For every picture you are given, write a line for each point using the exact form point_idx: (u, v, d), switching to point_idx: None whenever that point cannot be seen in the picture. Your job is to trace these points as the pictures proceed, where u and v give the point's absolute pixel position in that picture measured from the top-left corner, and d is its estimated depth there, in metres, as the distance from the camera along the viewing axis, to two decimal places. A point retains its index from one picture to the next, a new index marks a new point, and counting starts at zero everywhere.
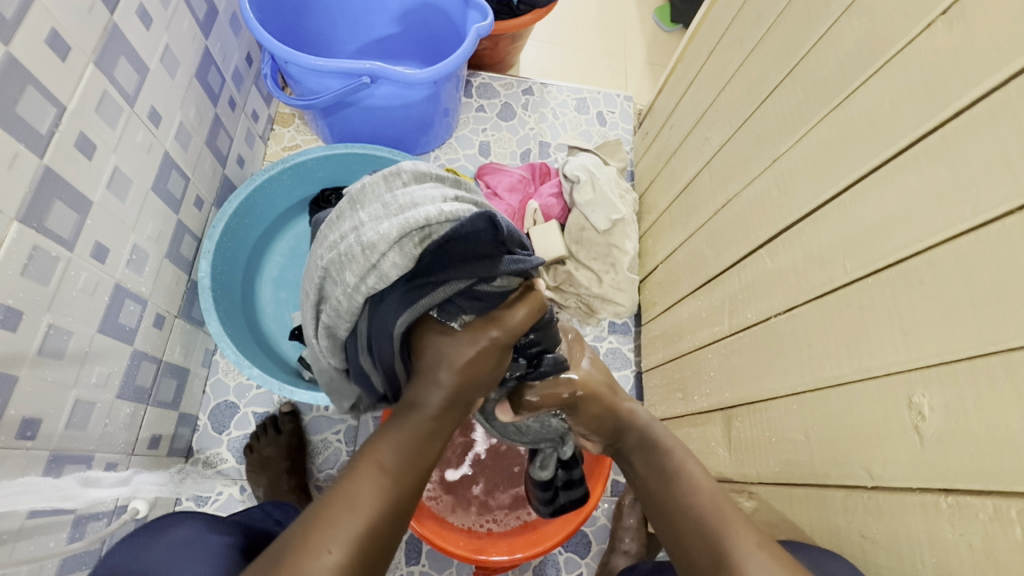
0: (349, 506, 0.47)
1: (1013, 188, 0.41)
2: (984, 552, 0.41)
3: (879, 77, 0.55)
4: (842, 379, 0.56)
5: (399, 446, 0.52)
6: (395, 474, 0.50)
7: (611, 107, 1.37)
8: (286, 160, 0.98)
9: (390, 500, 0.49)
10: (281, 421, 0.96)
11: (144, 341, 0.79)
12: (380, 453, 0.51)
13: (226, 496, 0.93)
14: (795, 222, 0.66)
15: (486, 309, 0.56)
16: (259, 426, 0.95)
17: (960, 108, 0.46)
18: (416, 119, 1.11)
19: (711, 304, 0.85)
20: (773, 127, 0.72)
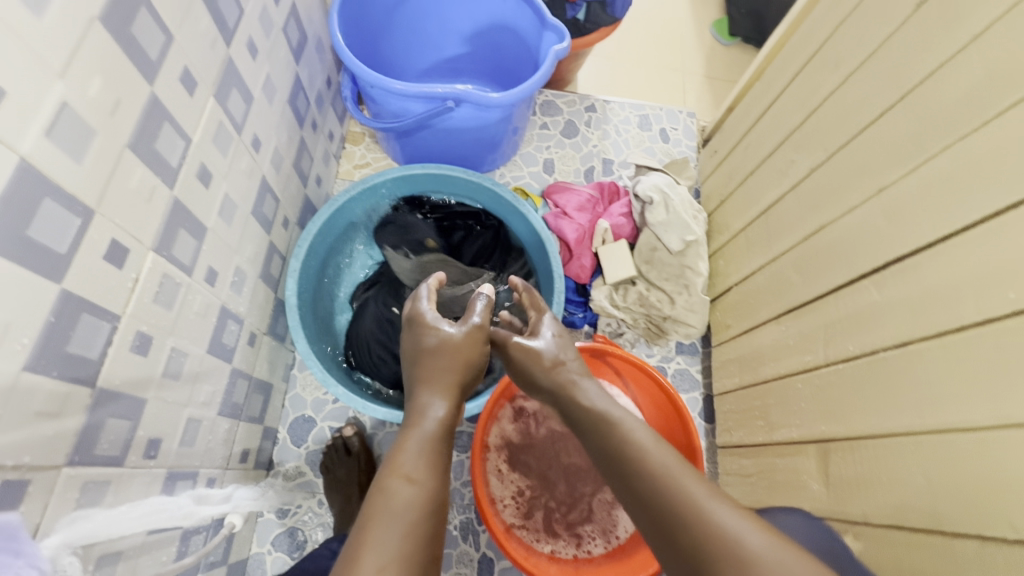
0: (383, 523, 0.46)
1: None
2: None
3: (1015, 112, 0.53)
4: (973, 423, 0.54)
5: (419, 459, 0.53)
6: (421, 484, 0.50)
7: (674, 124, 1.36)
8: (366, 181, 1.00)
9: (422, 508, 0.48)
10: (350, 441, 0.97)
11: (241, 359, 0.82)
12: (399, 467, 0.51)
13: (306, 509, 0.95)
14: (908, 255, 0.64)
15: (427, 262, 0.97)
16: (329, 446, 0.97)
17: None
18: (487, 139, 1.12)
19: (800, 331, 0.82)
20: (881, 156, 0.70)
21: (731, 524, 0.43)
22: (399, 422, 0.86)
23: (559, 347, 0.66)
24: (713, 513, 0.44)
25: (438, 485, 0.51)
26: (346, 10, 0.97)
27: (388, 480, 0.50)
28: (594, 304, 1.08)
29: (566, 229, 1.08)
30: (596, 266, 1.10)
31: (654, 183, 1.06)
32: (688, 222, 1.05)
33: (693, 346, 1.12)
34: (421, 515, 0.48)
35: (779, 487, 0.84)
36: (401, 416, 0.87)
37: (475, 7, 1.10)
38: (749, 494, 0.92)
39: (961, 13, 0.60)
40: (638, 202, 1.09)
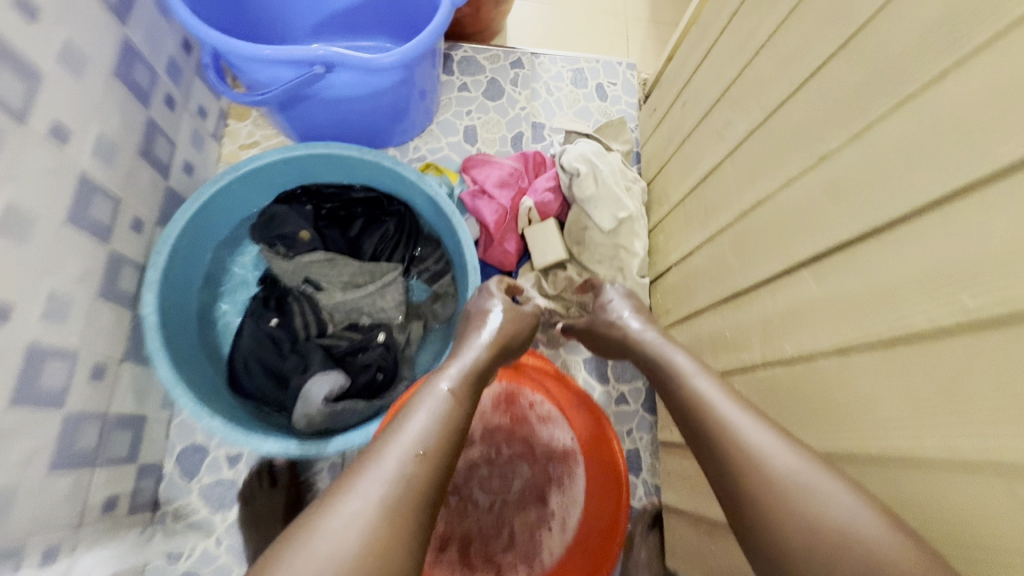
0: (424, 419, 0.53)
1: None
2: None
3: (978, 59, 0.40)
4: (919, 454, 0.45)
5: (461, 377, 0.61)
6: (457, 397, 0.58)
7: (611, 78, 1.21)
8: (238, 168, 0.84)
9: (456, 423, 0.55)
10: (276, 470, 0.87)
11: (81, 399, 0.68)
12: (447, 380, 0.60)
13: (201, 551, 0.83)
14: (849, 242, 0.53)
15: (316, 262, 0.84)
16: (251, 475, 0.87)
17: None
18: (387, 107, 0.96)
19: (738, 323, 0.72)
20: (824, 116, 0.57)
21: (791, 473, 0.44)
22: (288, 453, 0.70)
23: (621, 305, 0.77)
24: (821, 496, 0.43)
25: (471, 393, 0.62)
26: None
27: (436, 386, 0.59)
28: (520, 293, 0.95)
29: (483, 211, 0.95)
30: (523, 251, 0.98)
31: (579, 151, 0.93)
32: (619, 196, 0.92)
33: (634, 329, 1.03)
34: (455, 426, 0.54)
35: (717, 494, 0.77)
36: (294, 444, 0.72)
37: None
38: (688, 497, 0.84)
39: None
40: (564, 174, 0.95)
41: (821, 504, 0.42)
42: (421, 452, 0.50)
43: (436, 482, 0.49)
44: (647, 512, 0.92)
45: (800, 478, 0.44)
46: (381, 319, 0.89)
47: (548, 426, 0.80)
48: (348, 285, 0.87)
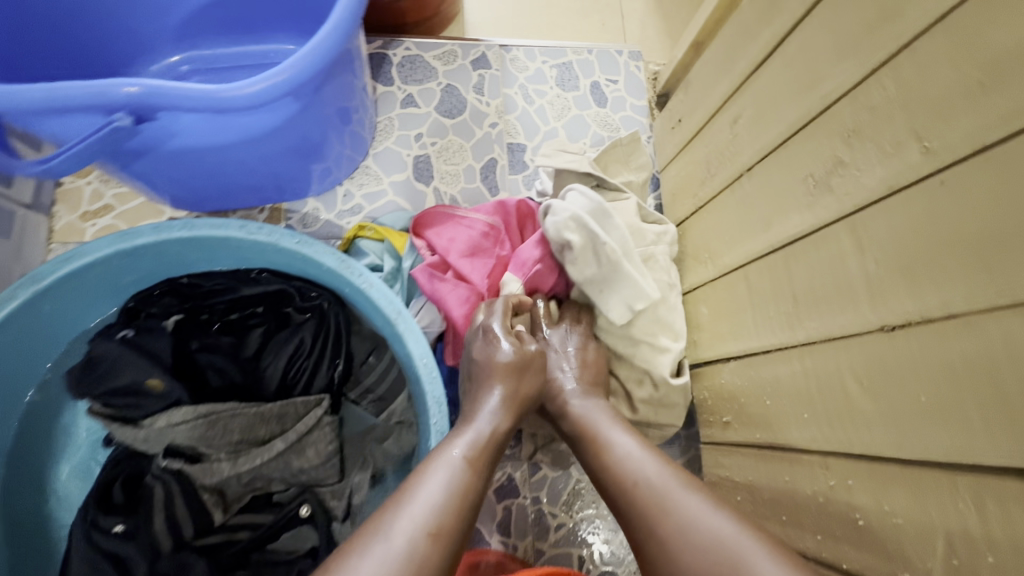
0: (433, 486, 0.43)
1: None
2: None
3: None
4: None
5: (481, 442, 0.48)
6: (475, 466, 0.46)
7: (610, 75, 0.89)
8: (39, 280, 0.51)
9: (471, 495, 0.44)
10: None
11: None
12: (464, 444, 0.47)
13: None
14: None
15: (174, 419, 0.53)
16: None
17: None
18: (290, 146, 0.62)
19: (876, 507, 0.43)
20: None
21: (690, 519, 0.41)
22: None
23: (563, 355, 0.61)
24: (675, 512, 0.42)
25: (491, 460, 0.48)
26: None
27: (446, 451, 0.46)
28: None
29: (448, 300, 0.63)
30: None
31: (572, 214, 0.60)
32: (636, 277, 0.61)
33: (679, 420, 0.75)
34: (470, 497, 0.43)
35: None
36: None
37: None
38: None
39: None
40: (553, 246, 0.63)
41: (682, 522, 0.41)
42: (434, 528, 0.40)
43: (451, 561, 0.40)
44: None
45: (718, 541, 0.39)
46: (303, 484, 0.58)
47: None
48: (242, 446, 0.55)
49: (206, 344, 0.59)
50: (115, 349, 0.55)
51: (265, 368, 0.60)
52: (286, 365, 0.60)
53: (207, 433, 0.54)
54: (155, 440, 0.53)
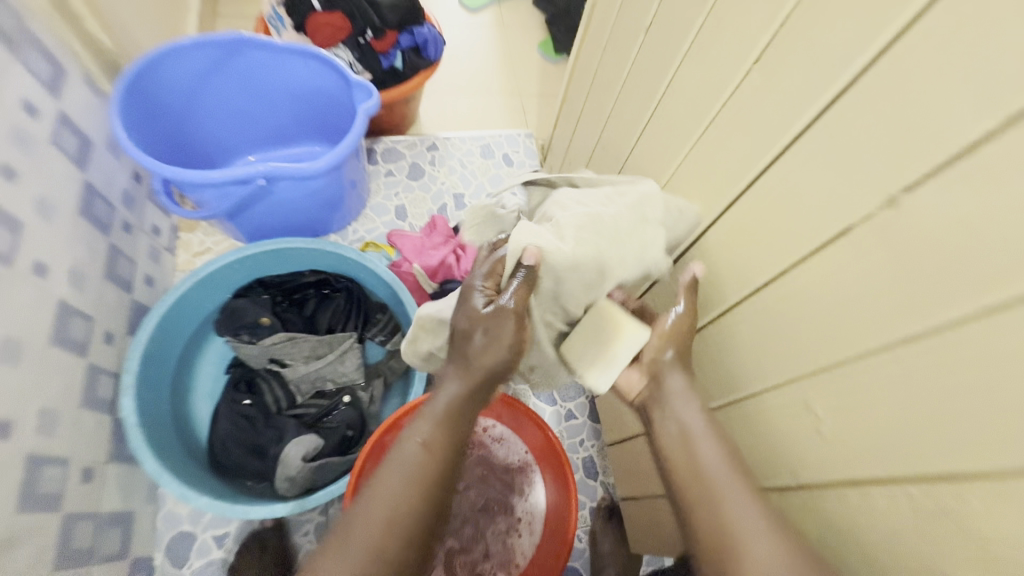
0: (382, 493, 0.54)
1: (841, 213, 0.43)
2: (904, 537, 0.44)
3: (707, 130, 0.60)
4: (754, 391, 0.60)
5: (434, 436, 0.57)
6: (423, 459, 0.56)
7: (514, 147, 1.43)
8: (197, 273, 0.95)
9: (415, 501, 0.54)
10: (265, 535, 0.94)
11: (73, 502, 0.75)
12: (421, 431, 0.58)
13: None
14: (684, 250, 0.69)
15: (277, 338, 0.95)
16: (242, 546, 0.93)
17: (796, 135, 0.46)
18: (323, 200, 1.10)
19: None
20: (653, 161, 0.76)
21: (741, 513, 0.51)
22: (275, 516, 0.81)
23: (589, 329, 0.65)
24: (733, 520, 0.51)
25: (445, 458, 0.57)
26: (132, 109, 0.92)
27: (405, 443, 0.57)
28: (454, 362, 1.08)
29: (407, 277, 1.12)
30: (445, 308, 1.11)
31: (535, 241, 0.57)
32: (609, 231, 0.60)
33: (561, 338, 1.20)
34: (417, 486, 0.55)
35: (649, 472, 0.89)
36: (279, 506, 0.83)
37: (280, 77, 1.06)
38: (632, 484, 0.96)
39: (661, 45, 0.67)
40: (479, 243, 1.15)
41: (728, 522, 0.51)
42: (375, 546, 0.52)
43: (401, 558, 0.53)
44: (602, 510, 1.06)
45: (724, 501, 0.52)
46: (344, 382, 0.99)
47: (502, 444, 0.93)
48: (310, 357, 0.97)
49: (287, 308, 1.03)
50: (244, 303, 0.97)
51: (322, 319, 1.03)
52: (330, 317, 1.03)
53: (294, 348, 0.96)
54: (266, 351, 0.95)
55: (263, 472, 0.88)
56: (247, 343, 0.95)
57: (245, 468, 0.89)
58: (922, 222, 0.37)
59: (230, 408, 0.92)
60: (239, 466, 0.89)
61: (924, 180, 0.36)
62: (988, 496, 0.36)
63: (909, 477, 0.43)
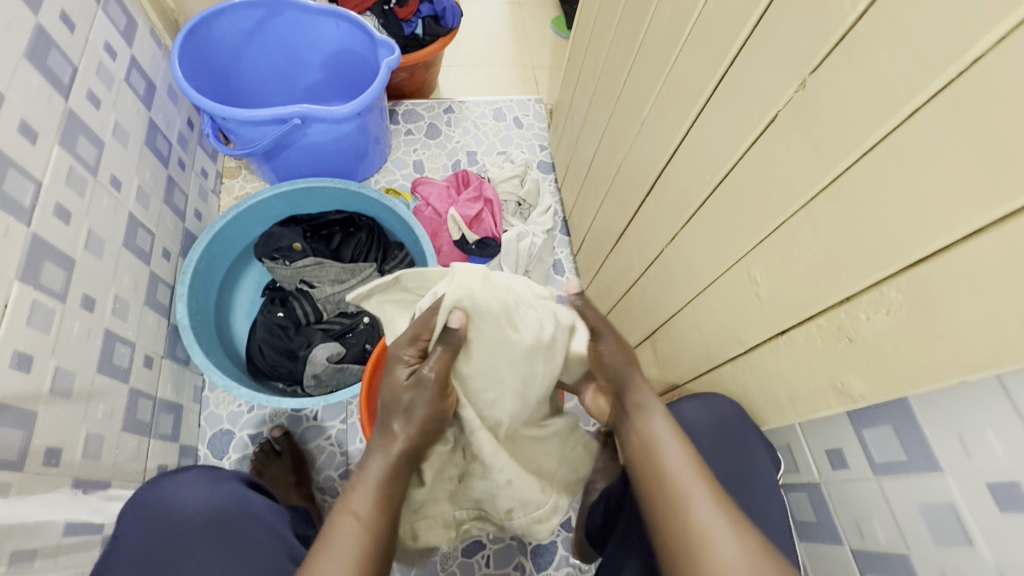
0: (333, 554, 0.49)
1: (775, 98, 0.53)
2: (818, 367, 0.54)
3: (679, 56, 0.70)
4: (711, 279, 0.69)
5: (374, 513, 0.53)
6: (370, 522, 0.52)
7: (525, 111, 1.53)
8: (239, 204, 1.08)
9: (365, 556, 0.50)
10: (278, 443, 1.04)
11: (138, 380, 0.89)
12: (355, 502, 0.53)
13: None
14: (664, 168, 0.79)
15: (307, 263, 1.08)
16: (258, 453, 1.03)
17: (745, 37, 0.56)
18: (349, 149, 1.23)
19: (625, 253, 0.98)
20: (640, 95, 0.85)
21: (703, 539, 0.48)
22: (303, 406, 0.94)
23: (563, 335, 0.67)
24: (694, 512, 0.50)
25: (389, 515, 0.54)
26: (188, 58, 1.06)
27: (345, 514, 0.52)
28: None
29: (424, 220, 1.25)
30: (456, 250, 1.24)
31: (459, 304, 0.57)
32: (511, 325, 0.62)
33: (563, 287, 1.31)
34: (366, 550, 0.50)
35: None
36: (307, 400, 0.96)
37: (314, 36, 1.19)
38: None
39: None
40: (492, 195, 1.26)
41: (692, 524, 0.49)
42: None
43: None
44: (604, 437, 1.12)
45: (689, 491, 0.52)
46: (365, 306, 1.12)
47: None
48: (335, 282, 1.10)
49: (316, 239, 1.15)
50: (280, 230, 1.10)
51: (347, 251, 1.15)
52: (353, 249, 1.15)
53: (322, 272, 1.09)
54: (298, 274, 1.08)
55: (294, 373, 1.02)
56: (283, 267, 1.08)
57: (279, 371, 1.03)
58: (822, 91, 0.48)
59: (266, 321, 1.06)
60: (273, 368, 1.03)
61: (823, 62, 0.47)
62: (867, 303, 0.47)
63: (819, 314, 0.53)
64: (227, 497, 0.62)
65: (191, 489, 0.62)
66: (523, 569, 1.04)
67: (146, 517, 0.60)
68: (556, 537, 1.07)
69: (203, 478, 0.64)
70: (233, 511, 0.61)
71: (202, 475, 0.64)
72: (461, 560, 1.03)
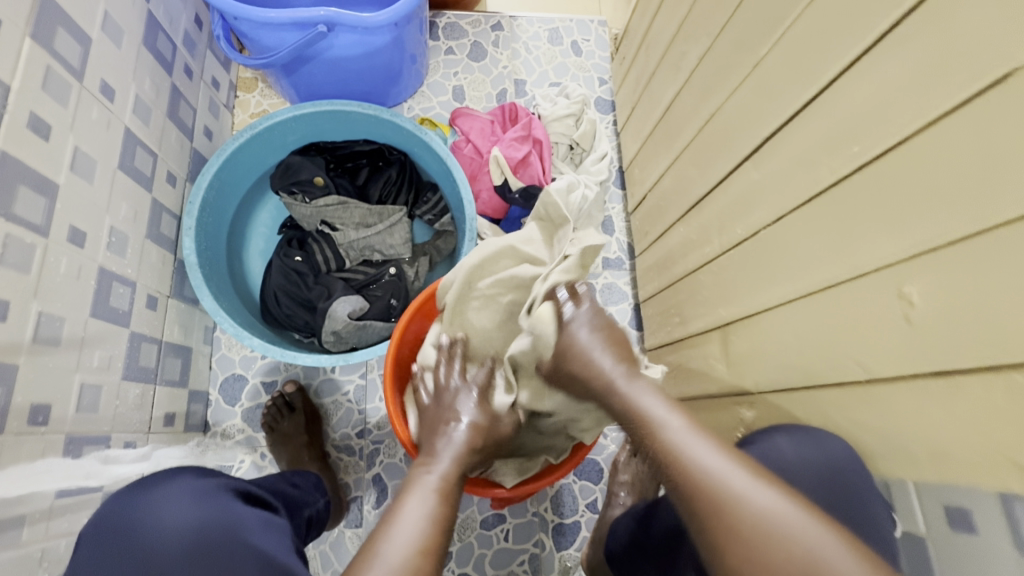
0: (407, 524, 0.50)
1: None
2: (985, 426, 0.41)
3: None
4: (831, 281, 0.55)
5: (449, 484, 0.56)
6: (444, 493, 0.55)
7: (585, 35, 1.31)
8: (254, 126, 0.92)
9: (439, 528, 0.51)
10: (291, 397, 0.98)
11: (139, 323, 0.80)
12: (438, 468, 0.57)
13: (246, 434, 0.98)
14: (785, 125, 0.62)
15: (330, 203, 0.95)
16: (270, 406, 0.98)
17: None
18: (381, 68, 1.05)
19: (700, 225, 0.83)
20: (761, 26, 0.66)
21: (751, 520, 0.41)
22: (320, 365, 0.85)
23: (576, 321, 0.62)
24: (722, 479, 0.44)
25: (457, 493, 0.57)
26: None
27: (423, 477, 0.56)
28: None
29: (462, 160, 1.09)
30: (496, 197, 1.09)
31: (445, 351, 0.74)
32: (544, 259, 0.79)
33: (611, 248, 1.16)
34: (435, 521, 0.51)
35: (692, 375, 0.87)
36: (324, 358, 0.87)
37: None
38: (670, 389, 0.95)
39: None
40: (541, 136, 1.08)
41: (730, 525, 0.41)
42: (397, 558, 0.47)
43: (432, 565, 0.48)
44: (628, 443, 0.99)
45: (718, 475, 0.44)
46: (391, 255, 0.99)
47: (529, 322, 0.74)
48: (360, 226, 0.98)
49: (341, 174, 1.01)
50: (298, 160, 0.95)
51: (375, 191, 1.01)
52: (381, 189, 1.01)
53: (347, 215, 0.96)
54: (319, 213, 0.95)
55: (312, 327, 0.92)
56: (302, 204, 0.95)
57: (295, 321, 0.93)
58: None
59: (281, 264, 0.94)
60: (289, 318, 0.93)
61: None
62: None
63: (1013, 363, 0.39)
64: (213, 516, 0.52)
65: (177, 501, 0.53)
66: (542, 546, 0.99)
67: (121, 531, 0.51)
68: (579, 517, 1.01)
69: (193, 489, 0.54)
70: (220, 534, 0.51)
71: (188, 486, 0.55)
72: (479, 531, 0.98)
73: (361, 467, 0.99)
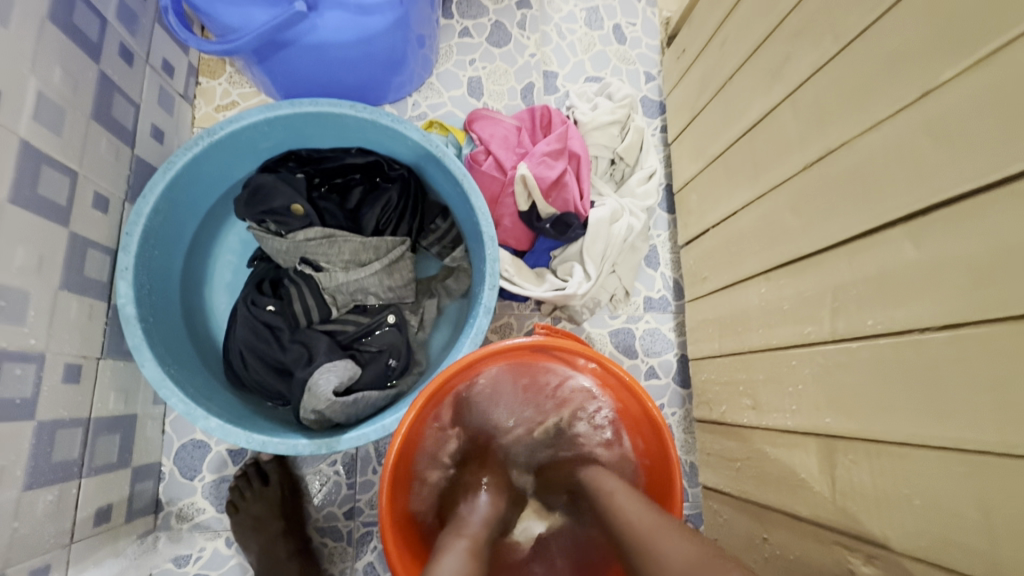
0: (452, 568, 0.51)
1: None
2: None
3: None
4: None
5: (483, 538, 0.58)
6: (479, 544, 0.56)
7: (630, 17, 1.07)
8: (211, 131, 0.70)
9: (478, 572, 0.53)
10: (265, 467, 0.80)
11: (52, 406, 0.60)
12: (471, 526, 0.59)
13: (209, 513, 0.80)
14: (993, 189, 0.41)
15: (311, 238, 0.75)
16: (237, 476, 0.80)
17: None
18: (379, 55, 0.82)
19: (800, 293, 0.63)
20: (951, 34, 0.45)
21: None
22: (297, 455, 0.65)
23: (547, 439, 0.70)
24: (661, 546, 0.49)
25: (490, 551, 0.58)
26: None
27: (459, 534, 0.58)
28: (532, 297, 0.88)
29: (480, 177, 0.87)
30: (521, 225, 0.88)
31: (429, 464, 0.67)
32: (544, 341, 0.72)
33: (655, 287, 0.97)
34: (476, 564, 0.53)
35: (769, 477, 0.69)
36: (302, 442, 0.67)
37: None
38: (733, 482, 0.77)
39: None
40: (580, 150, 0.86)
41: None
42: None
43: None
44: None
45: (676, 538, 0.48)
46: (389, 300, 0.79)
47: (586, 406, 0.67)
48: (350, 264, 0.77)
49: (326, 194, 0.80)
50: (272, 179, 0.74)
51: (372, 218, 0.80)
52: (379, 216, 0.80)
53: (334, 253, 0.75)
54: (297, 249, 0.75)
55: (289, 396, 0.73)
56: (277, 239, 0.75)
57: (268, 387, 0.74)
58: None
59: (250, 314, 0.74)
60: (261, 383, 0.74)
61: None
62: None
63: None
64: None
65: None
66: None
67: None
68: None
69: None
70: None
71: None
72: None
73: (349, 555, 0.82)
